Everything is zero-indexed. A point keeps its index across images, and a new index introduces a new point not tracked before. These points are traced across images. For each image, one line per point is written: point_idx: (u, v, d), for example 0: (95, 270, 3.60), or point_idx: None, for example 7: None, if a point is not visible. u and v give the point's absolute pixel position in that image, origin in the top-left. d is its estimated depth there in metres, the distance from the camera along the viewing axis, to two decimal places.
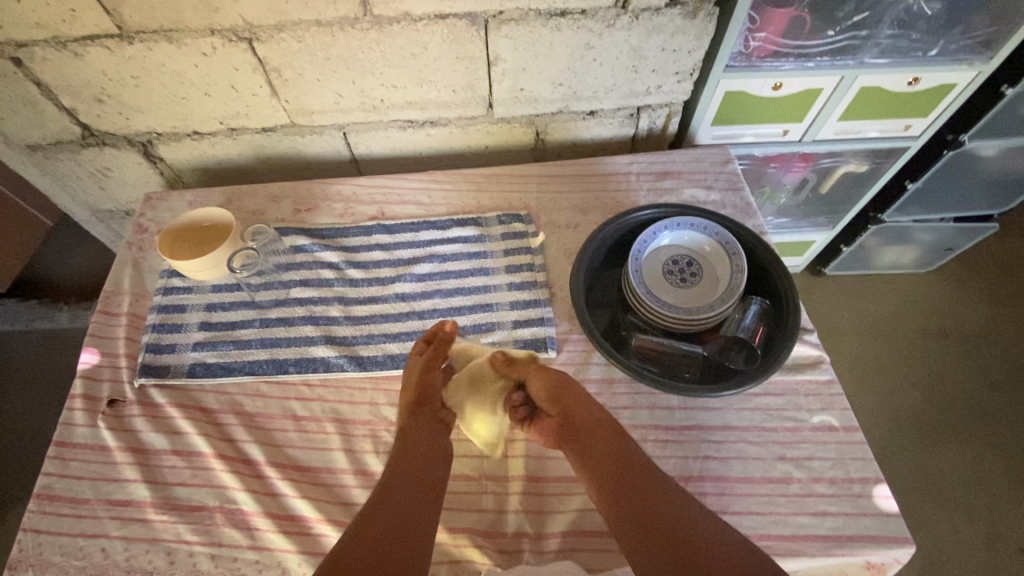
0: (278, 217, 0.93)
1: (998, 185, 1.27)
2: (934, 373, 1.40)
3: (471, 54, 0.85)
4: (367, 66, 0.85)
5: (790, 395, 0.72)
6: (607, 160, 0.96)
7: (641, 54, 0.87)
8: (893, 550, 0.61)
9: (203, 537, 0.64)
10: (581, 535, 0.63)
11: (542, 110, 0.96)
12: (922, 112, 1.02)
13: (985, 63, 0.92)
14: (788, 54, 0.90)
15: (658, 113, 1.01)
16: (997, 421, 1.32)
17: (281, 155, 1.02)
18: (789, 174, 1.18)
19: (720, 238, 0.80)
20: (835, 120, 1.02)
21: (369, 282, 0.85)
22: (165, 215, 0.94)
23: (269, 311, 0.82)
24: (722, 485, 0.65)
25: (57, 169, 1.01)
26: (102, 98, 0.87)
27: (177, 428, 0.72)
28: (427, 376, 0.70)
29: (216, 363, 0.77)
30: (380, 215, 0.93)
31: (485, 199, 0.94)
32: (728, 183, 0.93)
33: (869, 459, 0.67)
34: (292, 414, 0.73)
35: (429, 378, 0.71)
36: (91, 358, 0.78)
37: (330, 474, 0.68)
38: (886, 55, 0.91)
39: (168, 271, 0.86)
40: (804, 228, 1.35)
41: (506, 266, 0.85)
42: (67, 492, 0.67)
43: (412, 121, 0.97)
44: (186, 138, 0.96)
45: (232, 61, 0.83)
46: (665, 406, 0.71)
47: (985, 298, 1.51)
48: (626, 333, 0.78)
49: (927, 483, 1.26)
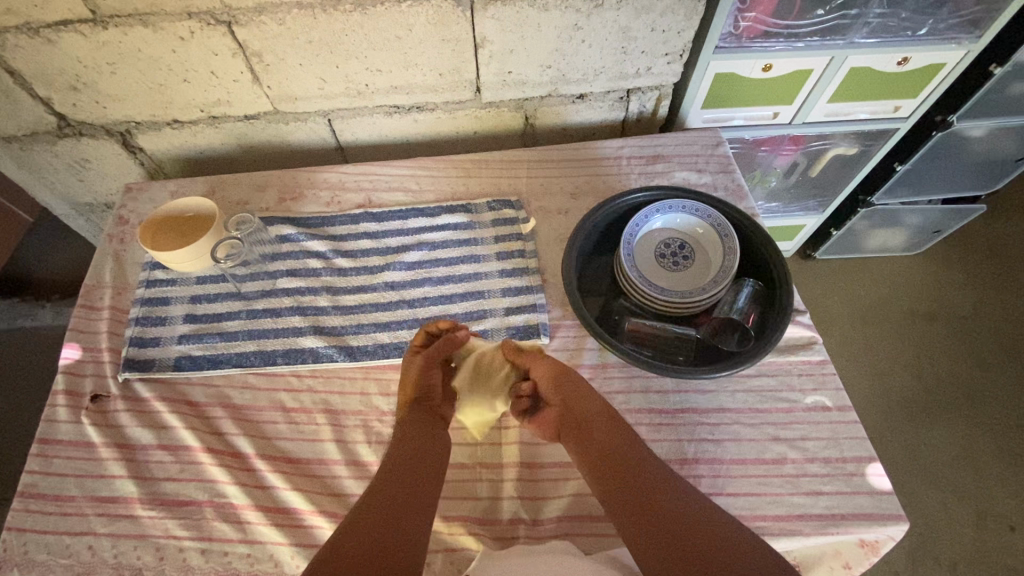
0: (263, 207, 0.91)
1: (986, 166, 1.28)
2: (925, 354, 1.42)
3: (457, 35, 0.83)
4: (350, 50, 0.83)
5: (783, 375, 0.72)
6: (596, 144, 0.95)
7: (630, 35, 0.86)
8: (887, 527, 0.61)
9: (193, 532, 0.63)
10: (576, 520, 0.63)
11: (531, 93, 0.95)
12: (911, 92, 1.02)
13: (974, 42, 0.92)
14: (778, 35, 0.89)
15: (648, 96, 1.00)
16: (985, 400, 1.34)
17: (264, 143, 1.00)
18: (779, 158, 1.18)
19: (713, 220, 0.79)
20: (826, 102, 1.02)
21: (357, 271, 0.83)
22: (146, 206, 0.92)
23: (256, 302, 0.80)
24: (717, 467, 0.65)
25: (33, 161, 0.98)
26: (78, 86, 0.84)
27: (163, 422, 0.71)
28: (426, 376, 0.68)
29: (202, 355, 0.75)
30: (367, 203, 0.92)
31: (473, 185, 0.92)
32: (719, 166, 0.92)
33: (862, 438, 0.67)
34: (281, 406, 0.72)
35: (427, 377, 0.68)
36: (73, 353, 0.76)
37: (322, 465, 0.67)
38: (876, 35, 0.91)
39: (150, 263, 0.84)
40: (794, 212, 1.35)
41: (497, 252, 0.84)
42: (51, 490, 0.66)
43: (398, 106, 0.95)
44: (166, 127, 0.94)
45: (212, 46, 0.80)
46: (659, 390, 0.71)
47: (973, 279, 1.52)
48: (619, 318, 0.77)
49: (919, 462, 1.27)
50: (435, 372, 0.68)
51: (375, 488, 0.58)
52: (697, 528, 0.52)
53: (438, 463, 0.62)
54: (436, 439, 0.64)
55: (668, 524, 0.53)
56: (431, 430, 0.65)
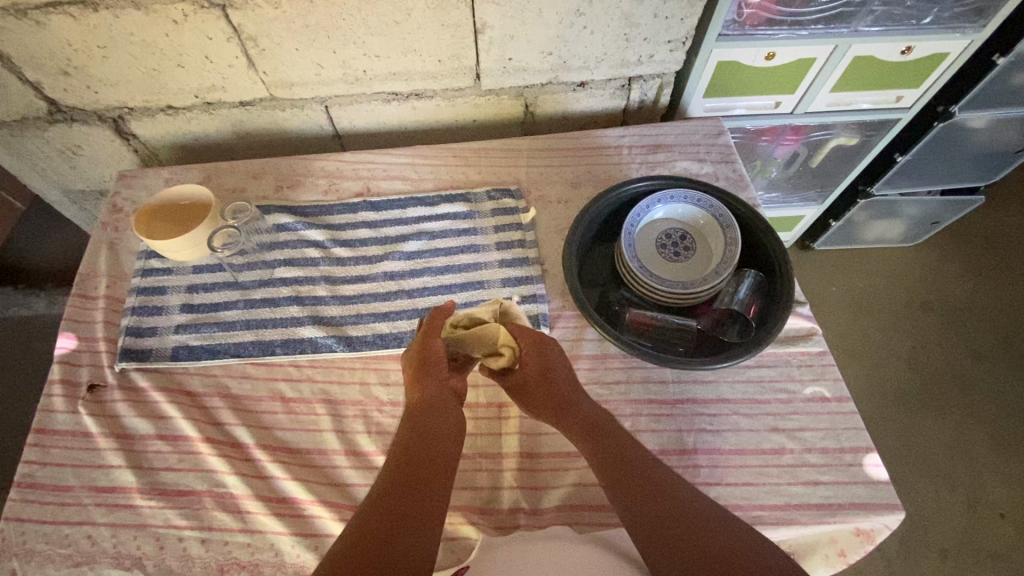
0: (259, 195, 0.90)
1: (987, 157, 1.28)
2: (920, 345, 1.42)
3: (457, 21, 0.81)
4: (348, 35, 0.82)
5: (782, 366, 0.72)
6: (598, 133, 0.94)
7: (633, 21, 0.85)
8: (883, 516, 0.62)
9: (191, 521, 0.63)
10: (576, 509, 0.63)
11: (532, 80, 0.94)
12: (913, 82, 1.01)
13: (978, 31, 0.91)
14: (782, 22, 0.88)
15: (650, 84, 0.99)
16: (979, 390, 1.35)
17: (260, 130, 0.98)
18: (780, 148, 1.17)
19: (715, 211, 0.78)
20: (828, 92, 1.01)
21: (356, 260, 0.82)
22: (141, 194, 0.91)
23: (253, 292, 0.79)
24: (716, 457, 0.65)
25: (23, 147, 0.96)
26: (68, 71, 0.83)
27: (161, 412, 0.70)
28: (426, 346, 0.67)
29: (199, 345, 0.75)
30: (365, 191, 0.91)
31: (473, 174, 0.92)
32: (721, 155, 0.92)
33: (860, 428, 0.67)
34: (280, 396, 0.71)
35: (427, 347, 0.67)
36: (69, 343, 0.75)
37: (322, 455, 0.67)
38: (880, 23, 0.90)
39: (145, 252, 0.83)
40: (794, 203, 1.35)
41: (496, 242, 0.83)
42: (49, 480, 0.66)
43: (396, 93, 0.94)
44: (160, 113, 0.92)
45: (206, 30, 0.79)
46: (658, 380, 0.71)
47: (968, 271, 1.52)
48: (619, 309, 0.77)
49: (914, 450, 1.28)
50: (435, 343, 0.67)
51: (381, 483, 0.55)
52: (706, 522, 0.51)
53: (449, 454, 0.59)
54: (448, 418, 0.62)
55: (678, 518, 0.52)
56: (440, 409, 0.62)
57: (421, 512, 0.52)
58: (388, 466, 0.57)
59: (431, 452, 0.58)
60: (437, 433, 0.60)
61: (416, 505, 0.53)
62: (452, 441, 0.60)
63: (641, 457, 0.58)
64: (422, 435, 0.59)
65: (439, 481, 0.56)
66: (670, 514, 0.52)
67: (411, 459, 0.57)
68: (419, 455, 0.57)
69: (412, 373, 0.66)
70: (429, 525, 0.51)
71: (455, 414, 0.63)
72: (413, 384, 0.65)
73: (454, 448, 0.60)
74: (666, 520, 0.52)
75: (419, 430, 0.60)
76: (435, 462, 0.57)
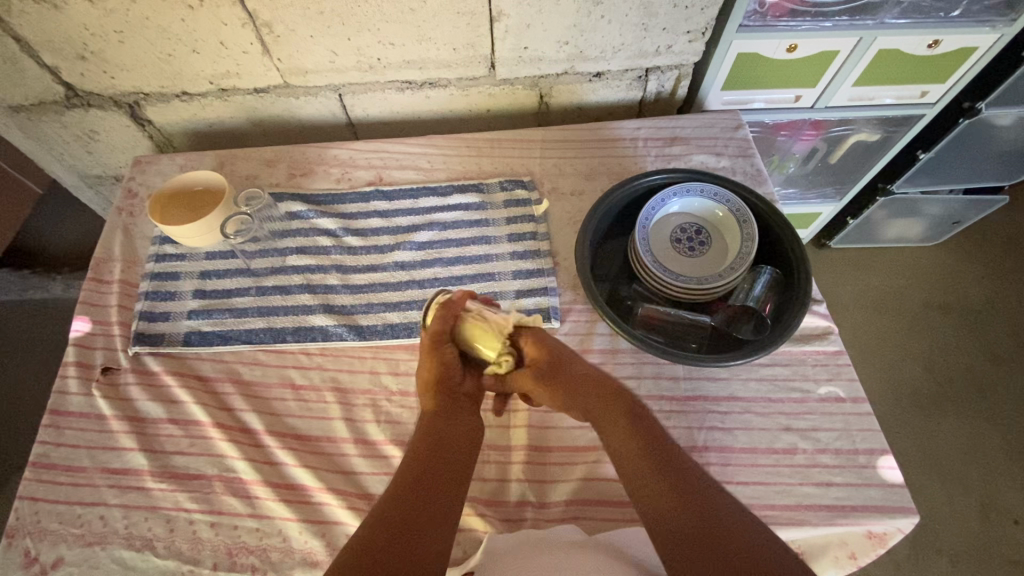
0: (272, 182, 0.90)
1: (1012, 155, 1.24)
2: (936, 347, 1.39)
3: (473, 9, 0.80)
4: (363, 22, 0.81)
5: (797, 365, 0.71)
6: (613, 124, 0.93)
7: (651, 10, 0.83)
8: (897, 519, 0.60)
9: (202, 505, 0.64)
10: (585, 503, 0.63)
11: (547, 70, 0.92)
12: (940, 77, 0.98)
13: (1008, 26, 0.88)
14: (805, 13, 0.86)
15: (667, 75, 0.97)
16: (996, 395, 1.32)
17: (274, 117, 0.98)
18: (799, 143, 1.15)
19: (732, 205, 0.77)
20: (851, 86, 0.98)
21: (367, 249, 0.82)
22: (155, 179, 0.91)
23: (265, 279, 0.80)
24: (726, 455, 0.65)
25: (41, 131, 0.97)
26: (86, 56, 0.83)
27: (173, 396, 0.71)
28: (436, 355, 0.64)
29: (211, 331, 0.75)
30: (378, 180, 0.90)
31: (486, 165, 0.91)
32: (739, 149, 0.90)
33: (875, 430, 0.66)
34: (291, 383, 0.72)
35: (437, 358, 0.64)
36: (83, 326, 0.76)
37: (331, 443, 0.67)
38: (907, 15, 0.88)
39: (160, 238, 0.83)
40: (811, 199, 1.31)
41: (507, 234, 0.82)
42: (63, 460, 0.66)
43: (410, 82, 0.93)
44: (175, 99, 0.93)
45: (221, 15, 0.78)
46: (670, 376, 0.70)
47: (989, 273, 1.49)
48: (632, 303, 0.76)
49: (927, 454, 1.26)
50: (446, 348, 0.64)
51: (393, 485, 0.55)
52: (706, 516, 0.51)
53: (462, 450, 0.59)
54: (461, 423, 0.62)
55: (674, 507, 0.52)
56: (459, 415, 0.62)
57: (433, 515, 0.52)
58: (402, 467, 0.57)
59: (447, 454, 0.58)
60: (452, 433, 0.60)
61: (428, 503, 0.53)
62: (467, 442, 0.60)
63: (647, 435, 0.58)
64: (437, 432, 0.60)
65: (452, 482, 0.56)
66: (668, 503, 0.53)
67: (425, 457, 0.57)
68: (436, 456, 0.58)
69: (425, 383, 0.64)
70: (440, 522, 0.52)
71: (468, 419, 0.63)
72: (426, 392, 0.64)
73: (468, 449, 0.60)
74: (663, 511, 0.52)
75: (434, 432, 0.60)
76: (446, 462, 0.57)
